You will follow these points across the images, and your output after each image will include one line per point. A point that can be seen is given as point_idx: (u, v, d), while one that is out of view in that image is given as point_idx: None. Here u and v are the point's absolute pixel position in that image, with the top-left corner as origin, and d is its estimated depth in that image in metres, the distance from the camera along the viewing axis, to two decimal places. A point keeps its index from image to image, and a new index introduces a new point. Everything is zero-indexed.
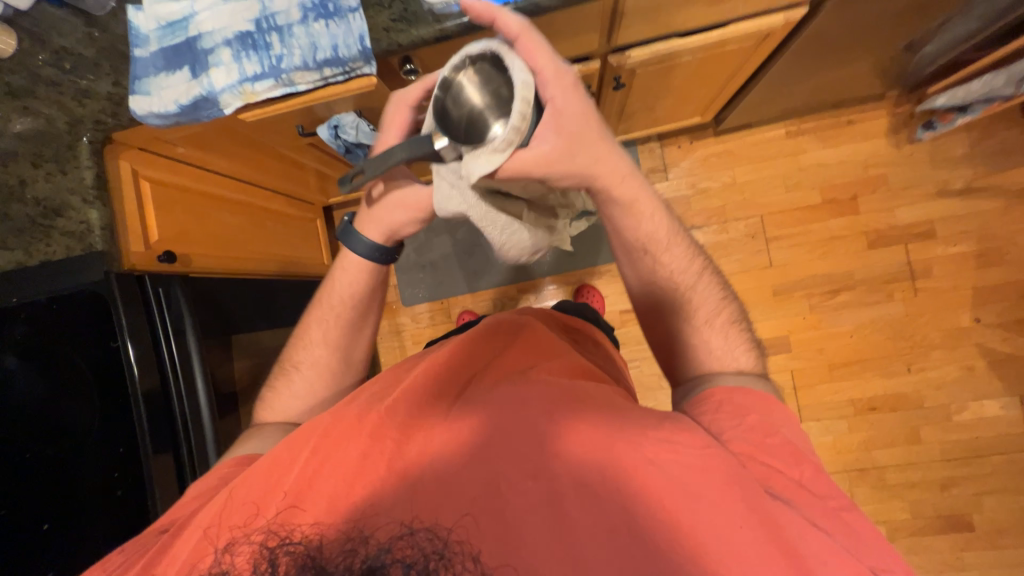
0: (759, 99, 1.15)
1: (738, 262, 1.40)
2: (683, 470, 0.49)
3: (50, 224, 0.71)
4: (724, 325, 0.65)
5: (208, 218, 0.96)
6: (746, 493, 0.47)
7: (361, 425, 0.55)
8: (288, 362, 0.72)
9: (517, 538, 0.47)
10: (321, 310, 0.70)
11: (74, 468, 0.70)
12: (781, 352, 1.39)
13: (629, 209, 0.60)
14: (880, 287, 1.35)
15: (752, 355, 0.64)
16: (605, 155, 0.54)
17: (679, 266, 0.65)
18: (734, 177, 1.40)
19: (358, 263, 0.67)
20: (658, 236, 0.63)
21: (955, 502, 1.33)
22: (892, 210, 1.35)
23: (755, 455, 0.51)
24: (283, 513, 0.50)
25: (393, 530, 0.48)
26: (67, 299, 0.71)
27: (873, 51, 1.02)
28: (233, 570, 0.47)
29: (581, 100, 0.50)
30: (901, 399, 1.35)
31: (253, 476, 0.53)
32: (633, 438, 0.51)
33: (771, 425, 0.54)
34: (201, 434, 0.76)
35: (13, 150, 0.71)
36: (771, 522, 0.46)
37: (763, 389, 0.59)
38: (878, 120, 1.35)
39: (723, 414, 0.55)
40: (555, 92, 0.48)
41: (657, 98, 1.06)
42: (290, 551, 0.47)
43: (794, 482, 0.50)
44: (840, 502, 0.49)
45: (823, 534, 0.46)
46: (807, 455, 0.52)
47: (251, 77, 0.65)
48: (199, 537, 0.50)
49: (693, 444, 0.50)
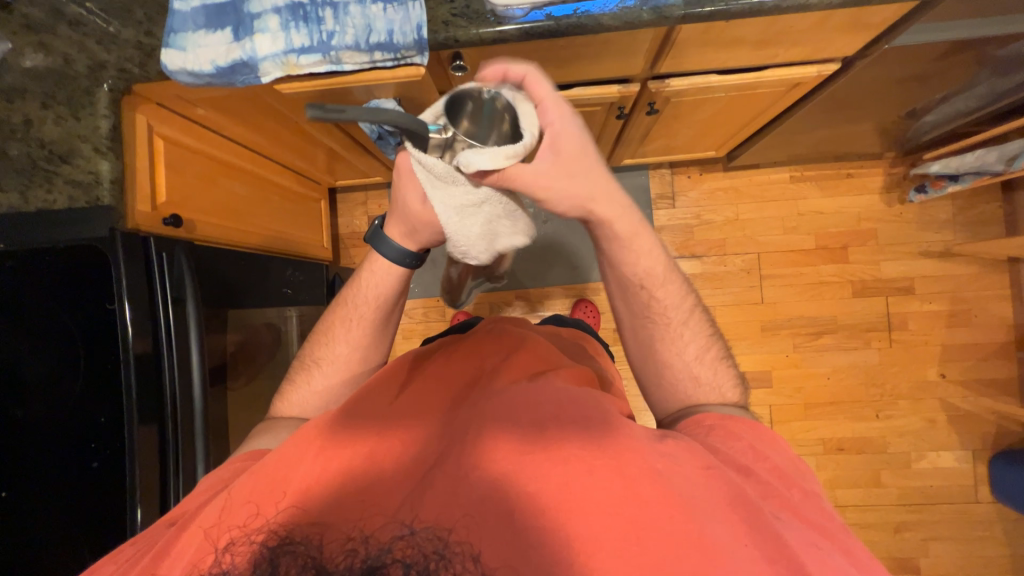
0: (773, 142, 1.20)
1: (731, 294, 1.44)
2: (687, 485, 0.44)
3: (53, 169, 0.66)
4: (712, 360, 0.64)
5: (217, 185, 0.92)
6: (750, 513, 0.43)
7: (372, 422, 0.52)
8: (308, 358, 0.70)
9: (525, 545, 0.41)
10: (345, 310, 0.68)
11: (48, 430, 0.67)
12: (762, 385, 1.43)
13: (629, 242, 0.57)
14: (859, 334, 1.42)
15: (738, 389, 0.64)
16: (600, 184, 0.51)
17: (672, 303, 0.63)
18: (737, 213, 1.45)
19: (386, 265, 0.63)
20: (655, 272, 0.61)
21: (905, 545, 1.40)
22: (877, 263, 1.43)
23: (747, 473, 0.48)
24: (284, 513, 0.44)
25: (392, 530, 0.41)
26: (62, 252, 0.67)
27: (882, 113, 1.09)
28: (233, 572, 0.39)
29: (579, 130, 0.48)
30: (867, 442, 1.41)
31: (256, 473, 0.47)
32: (641, 445, 0.46)
33: (762, 448, 0.52)
34: (189, 410, 0.71)
35: (23, 86, 0.65)
36: (774, 542, 0.41)
37: (753, 419, 0.58)
38: (875, 177, 1.43)
39: (717, 435, 0.53)
40: (553, 117, 0.46)
41: (681, 127, 1.09)
42: (291, 552, 0.40)
43: (791, 500, 0.47)
44: (834, 524, 0.46)
45: (828, 557, 0.42)
46: (797, 478, 0.50)
47: (297, 49, 0.63)
48: (198, 539, 0.43)
49: (693, 462, 0.46)
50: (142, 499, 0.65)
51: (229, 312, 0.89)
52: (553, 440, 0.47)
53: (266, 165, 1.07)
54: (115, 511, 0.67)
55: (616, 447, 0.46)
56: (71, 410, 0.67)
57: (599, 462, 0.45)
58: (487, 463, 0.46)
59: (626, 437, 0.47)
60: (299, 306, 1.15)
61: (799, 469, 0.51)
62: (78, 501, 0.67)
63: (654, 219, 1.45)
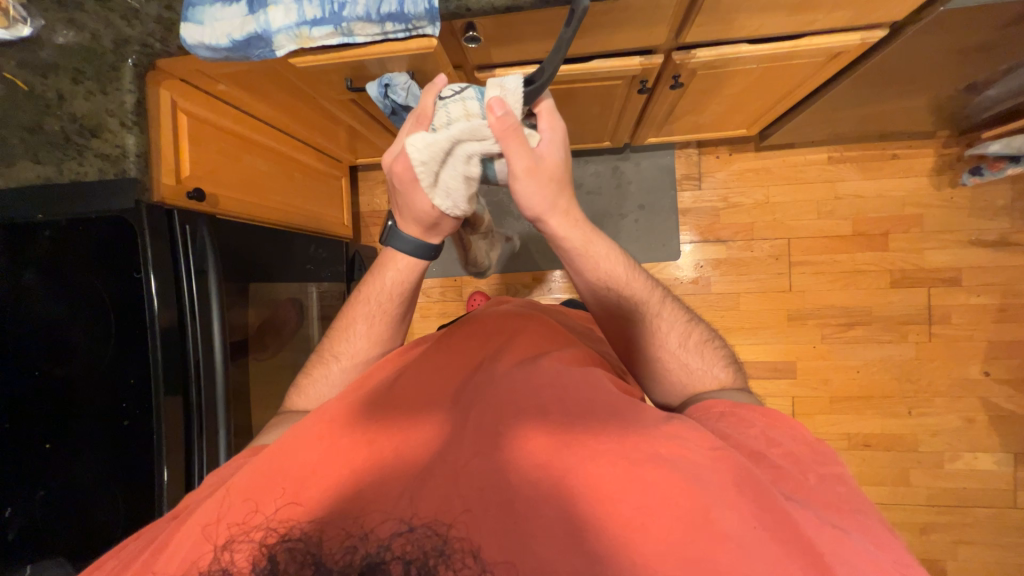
0: (810, 120, 1.13)
1: (758, 281, 1.38)
2: (696, 468, 0.42)
3: (84, 143, 0.70)
4: (696, 344, 0.62)
5: (240, 161, 0.95)
6: (759, 490, 0.41)
7: (372, 407, 0.51)
8: (326, 352, 0.68)
9: (528, 535, 0.39)
10: (363, 306, 0.66)
11: (80, 393, 0.72)
12: (785, 377, 1.38)
13: (582, 249, 0.58)
14: (895, 327, 1.35)
15: (730, 369, 0.61)
16: (562, 203, 0.55)
17: (642, 298, 0.61)
18: (768, 196, 1.38)
19: (408, 263, 0.62)
20: (615, 272, 0.60)
21: (931, 547, 1.35)
22: (920, 251, 1.34)
23: (759, 458, 0.47)
24: (284, 510, 0.42)
25: (391, 527, 0.39)
26: (90, 222, 0.70)
27: (933, 88, 1.00)
28: (232, 570, 0.37)
29: (559, 152, 0.52)
30: (896, 439, 1.35)
31: (253, 467, 0.45)
32: (644, 431, 0.45)
33: (775, 434, 0.50)
34: (212, 377, 0.75)
35: (55, 63, 0.68)
36: (787, 521, 0.40)
37: (757, 404, 0.55)
38: (923, 159, 1.33)
39: (728, 422, 0.51)
40: (544, 126, 0.52)
41: (710, 102, 1.03)
42: (289, 548, 0.39)
43: (804, 481, 0.45)
44: (855, 505, 0.44)
45: (846, 536, 0.40)
46: (812, 463, 0.47)
47: (309, 21, 0.63)
48: (195, 536, 0.40)
49: (701, 443, 0.45)
50: (168, 461, 0.70)
51: (250, 284, 0.92)
52: (554, 425, 0.46)
53: (287, 142, 1.09)
54: (139, 471, 0.72)
55: (621, 431, 0.45)
56: (104, 372, 0.71)
57: (606, 444, 0.44)
58: (490, 448, 0.45)
59: (630, 417, 0.47)
60: (320, 282, 1.18)
61: (817, 453, 0.49)
62: (112, 456, 0.72)
63: (678, 201, 1.40)
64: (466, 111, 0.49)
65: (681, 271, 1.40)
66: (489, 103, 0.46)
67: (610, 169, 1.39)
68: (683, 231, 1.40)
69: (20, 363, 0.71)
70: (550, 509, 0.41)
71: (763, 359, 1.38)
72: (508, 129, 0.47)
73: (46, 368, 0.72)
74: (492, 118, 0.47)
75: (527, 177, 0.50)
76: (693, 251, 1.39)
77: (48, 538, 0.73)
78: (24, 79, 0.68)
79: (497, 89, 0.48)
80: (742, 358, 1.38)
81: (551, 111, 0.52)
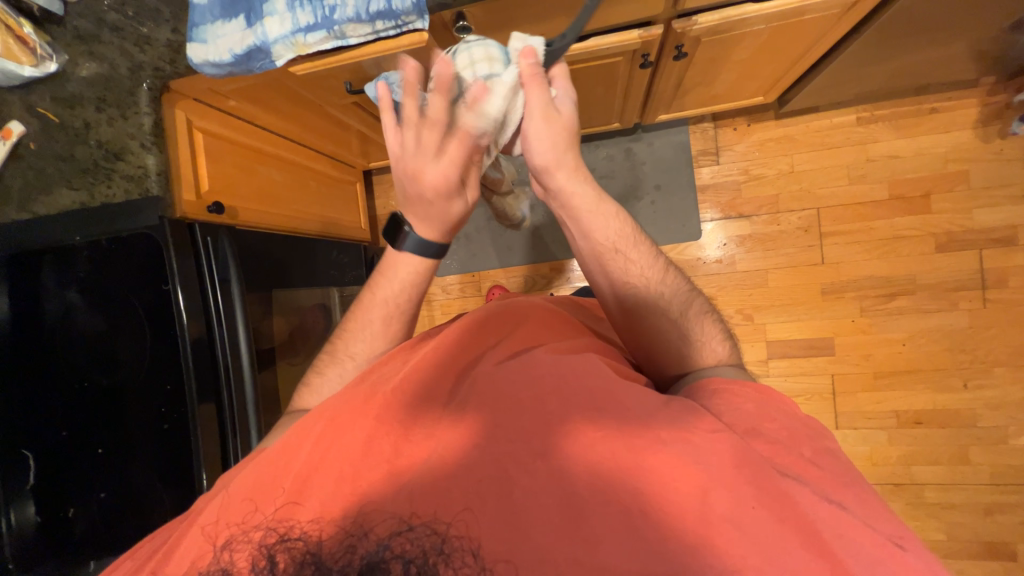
0: (831, 81, 1.06)
1: (787, 256, 1.31)
2: (696, 456, 0.41)
3: (111, 167, 0.74)
4: (697, 315, 0.60)
5: (257, 174, 0.98)
6: (757, 471, 0.41)
7: (373, 402, 0.48)
8: (340, 353, 0.67)
9: (527, 526, 0.39)
10: (372, 309, 0.66)
11: (123, 401, 0.77)
12: (823, 355, 1.30)
13: (589, 208, 0.57)
14: (944, 295, 1.25)
15: (727, 344, 0.60)
16: (568, 154, 0.55)
17: (646, 264, 0.59)
18: (792, 165, 1.31)
19: (420, 262, 0.64)
20: (622, 235, 0.58)
21: (999, 529, 1.24)
22: (968, 211, 1.24)
23: (756, 434, 0.45)
24: (282, 510, 0.42)
25: (391, 526, 0.39)
26: (123, 241, 0.75)
27: (971, 31, 0.92)
28: (233, 571, 0.39)
29: (571, 109, 0.55)
30: (951, 415, 1.26)
31: (257, 466, 0.46)
32: (645, 419, 0.44)
33: (770, 410, 0.48)
34: (241, 384, 0.80)
35: (81, 95, 0.74)
36: (782, 500, 0.39)
37: (750, 379, 0.54)
38: (966, 110, 1.23)
39: (721, 400, 0.49)
40: (558, 84, 0.55)
41: (720, 71, 0.99)
42: (289, 548, 0.39)
43: (801, 457, 0.44)
44: (850, 478, 0.44)
45: (840, 510, 0.40)
46: (808, 437, 0.46)
47: (303, 28, 0.64)
48: (199, 536, 0.43)
49: (702, 427, 0.43)
50: (206, 465, 0.74)
51: (274, 292, 0.96)
52: (552, 415, 0.45)
53: (300, 151, 1.12)
54: (176, 475, 0.76)
55: (619, 419, 0.44)
56: (143, 379, 0.76)
57: (603, 427, 0.44)
58: (492, 433, 0.44)
59: (631, 403, 0.46)
60: (342, 285, 1.21)
61: (811, 428, 0.48)
62: (156, 459, 0.77)
63: (696, 177, 1.34)
64: (488, 58, 0.55)
65: (706, 251, 1.34)
66: (525, 50, 0.51)
67: (623, 151, 1.36)
68: (703, 209, 1.34)
69: (75, 373, 0.78)
70: (548, 498, 0.41)
71: (797, 337, 1.31)
72: (529, 77, 0.51)
73: (91, 378, 0.78)
74: (523, 64, 0.51)
75: (541, 122, 0.52)
76: (715, 229, 1.34)
77: (103, 542, 0.79)
78: (55, 112, 0.74)
79: (524, 41, 0.53)
80: (775, 338, 1.32)
81: (564, 74, 0.55)
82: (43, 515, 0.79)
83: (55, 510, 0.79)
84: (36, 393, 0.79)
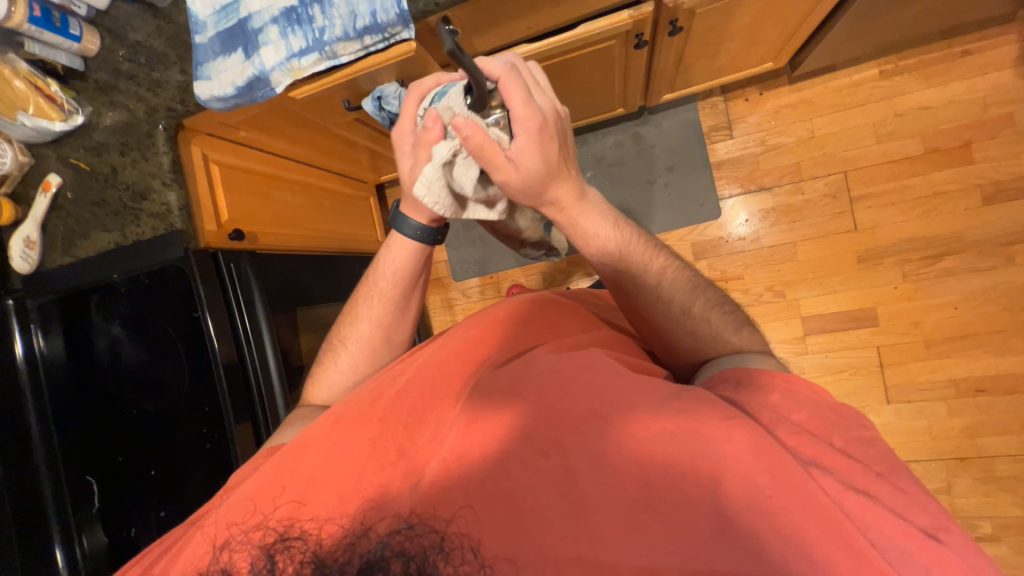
0: (847, 36, 1.00)
1: (815, 226, 1.24)
2: (705, 448, 0.40)
3: (138, 207, 0.79)
4: (703, 309, 0.57)
5: (272, 199, 1.02)
6: (779, 459, 0.38)
7: (379, 404, 0.49)
8: (335, 338, 0.71)
9: (527, 523, 0.39)
10: (368, 287, 0.70)
11: (168, 423, 0.82)
12: (866, 326, 1.23)
13: (572, 229, 0.57)
14: (998, 250, 1.15)
15: (745, 331, 0.57)
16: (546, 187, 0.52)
17: (643, 271, 0.57)
18: (812, 130, 1.24)
19: (407, 247, 0.66)
20: (611, 247, 0.57)
21: None
22: (1016, 156, 1.14)
23: (779, 423, 0.44)
24: (284, 510, 0.43)
25: (390, 524, 0.40)
26: (156, 275, 0.79)
27: None
28: (232, 570, 0.40)
29: (539, 145, 0.48)
30: (1017, 379, 1.16)
31: (264, 472, 0.47)
32: (652, 408, 0.43)
33: (795, 398, 0.46)
34: (272, 398, 0.83)
35: (106, 142, 0.79)
36: (803, 488, 0.37)
37: (779, 369, 0.51)
38: (1003, 48, 1.13)
39: (745, 391, 0.47)
40: (517, 129, 0.47)
41: (721, 43, 0.95)
42: (289, 548, 0.40)
43: (828, 447, 0.42)
44: (884, 467, 0.42)
45: (868, 500, 0.38)
46: (839, 426, 0.44)
47: (297, 52, 0.66)
48: (202, 540, 0.44)
49: (714, 416, 0.41)
50: None
51: (297, 310, 0.99)
52: (557, 410, 0.44)
53: (312, 172, 1.16)
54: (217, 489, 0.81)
55: (626, 410, 0.43)
56: (183, 402, 0.81)
57: (609, 418, 0.43)
58: (498, 431, 0.44)
59: (639, 393, 0.44)
60: None
61: (840, 415, 0.46)
62: (202, 476, 0.81)
63: (710, 155, 1.30)
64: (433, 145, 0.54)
65: (728, 228, 1.29)
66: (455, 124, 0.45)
67: (630, 136, 1.33)
68: (721, 187, 1.30)
69: (126, 402, 0.84)
70: (552, 494, 0.40)
71: (836, 310, 1.24)
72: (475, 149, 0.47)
73: (138, 403, 0.83)
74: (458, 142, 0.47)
75: (508, 181, 0.50)
76: (736, 206, 1.29)
77: None
78: (86, 161, 0.80)
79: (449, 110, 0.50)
80: (810, 313, 1.25)
81: (521, 99, 0.46)
82: (111, 535, 0.85)
83: (118, 530, 0.84)
84: (101, 420, 0.85)
